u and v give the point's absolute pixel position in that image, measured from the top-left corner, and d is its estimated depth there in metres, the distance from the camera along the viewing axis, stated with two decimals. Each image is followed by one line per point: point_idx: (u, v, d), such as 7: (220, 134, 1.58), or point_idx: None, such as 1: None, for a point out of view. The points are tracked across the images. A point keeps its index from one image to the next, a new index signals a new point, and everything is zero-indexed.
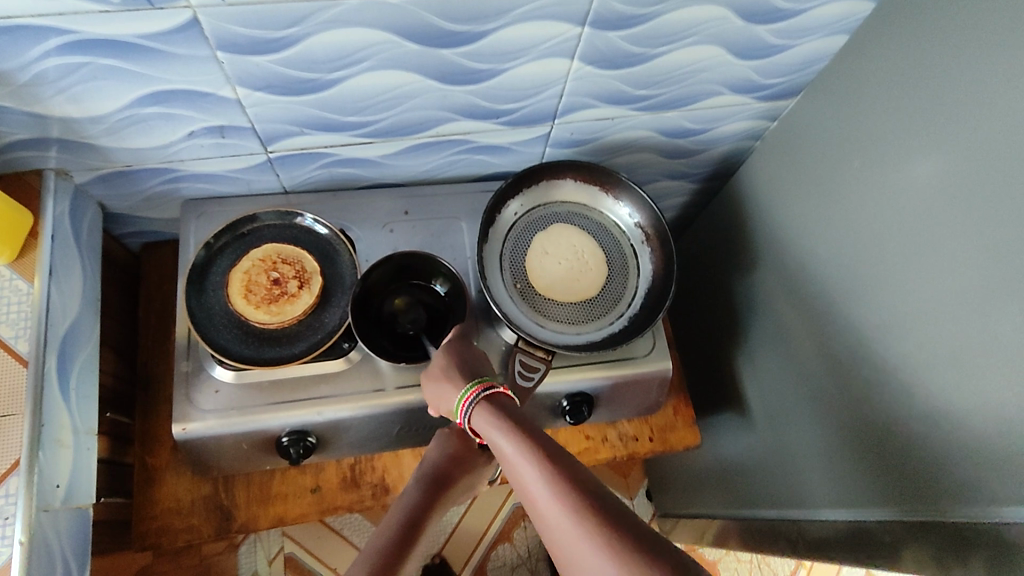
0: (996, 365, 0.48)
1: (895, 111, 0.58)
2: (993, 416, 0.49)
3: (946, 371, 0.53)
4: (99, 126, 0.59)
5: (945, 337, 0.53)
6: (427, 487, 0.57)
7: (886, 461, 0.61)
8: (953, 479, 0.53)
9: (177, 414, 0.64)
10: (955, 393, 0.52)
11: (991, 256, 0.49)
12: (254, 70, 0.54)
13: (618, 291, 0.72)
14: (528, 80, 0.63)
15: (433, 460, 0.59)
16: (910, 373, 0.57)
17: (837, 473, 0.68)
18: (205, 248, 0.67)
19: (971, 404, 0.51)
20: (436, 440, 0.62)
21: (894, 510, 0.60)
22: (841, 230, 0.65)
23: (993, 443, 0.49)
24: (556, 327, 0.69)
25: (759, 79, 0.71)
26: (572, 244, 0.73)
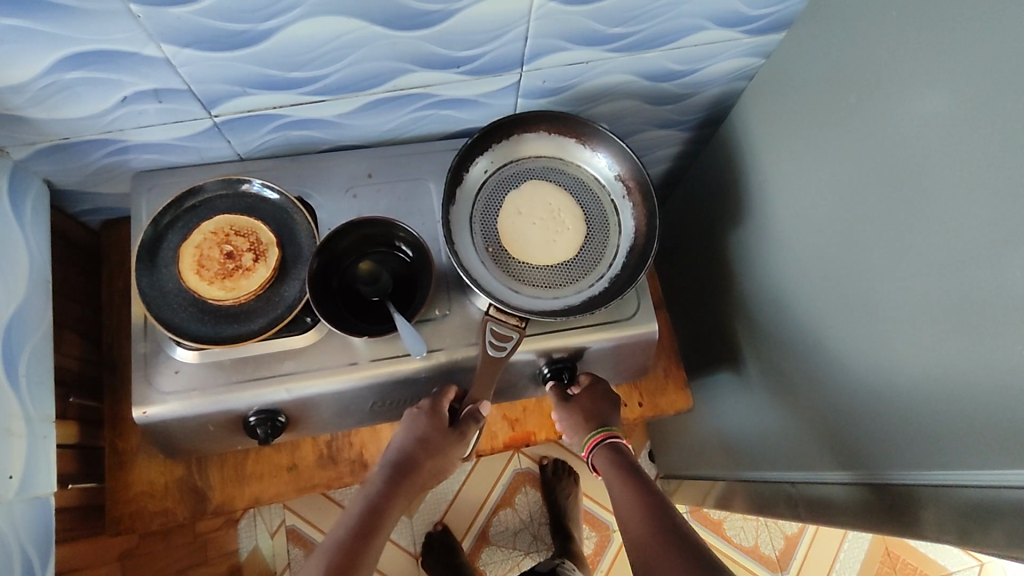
0: (1005, 316, 0.43)
1: (893, 35, 0.51)
2: (1003, 373, 0.44)
3: (950, 324, 0.48)
4: (22, 95, 0.54)
5: (949, 286, 0.48)
6: (390, 474, 0.64)
7: (886, 422, 0.57)
8: (962, 442, 0.48)
9: (137, 398, 0.61)
10: (960, 348, 0.47)
11: (997, 193, 0.43)
12: (175, 24, 0.49)
13: (598, 251, 0.66)
14: (485, 22, 0.57)
15: (397, 446, 0.65)
16: (911, 329, 0.52)
17: (839, 433, 0.64)
18: (152, 224, 0.63)
19: (975, 359, 0.46)
20: (401, 424, 0.66)
21: (899, 474, 0.56)
22: (837, 174, 0.59)
23: (1003, 402, 0.44)
24: (531, 292, 0.64)
25: (745, 11, 0.64)
26: (547, 203, 0.67)
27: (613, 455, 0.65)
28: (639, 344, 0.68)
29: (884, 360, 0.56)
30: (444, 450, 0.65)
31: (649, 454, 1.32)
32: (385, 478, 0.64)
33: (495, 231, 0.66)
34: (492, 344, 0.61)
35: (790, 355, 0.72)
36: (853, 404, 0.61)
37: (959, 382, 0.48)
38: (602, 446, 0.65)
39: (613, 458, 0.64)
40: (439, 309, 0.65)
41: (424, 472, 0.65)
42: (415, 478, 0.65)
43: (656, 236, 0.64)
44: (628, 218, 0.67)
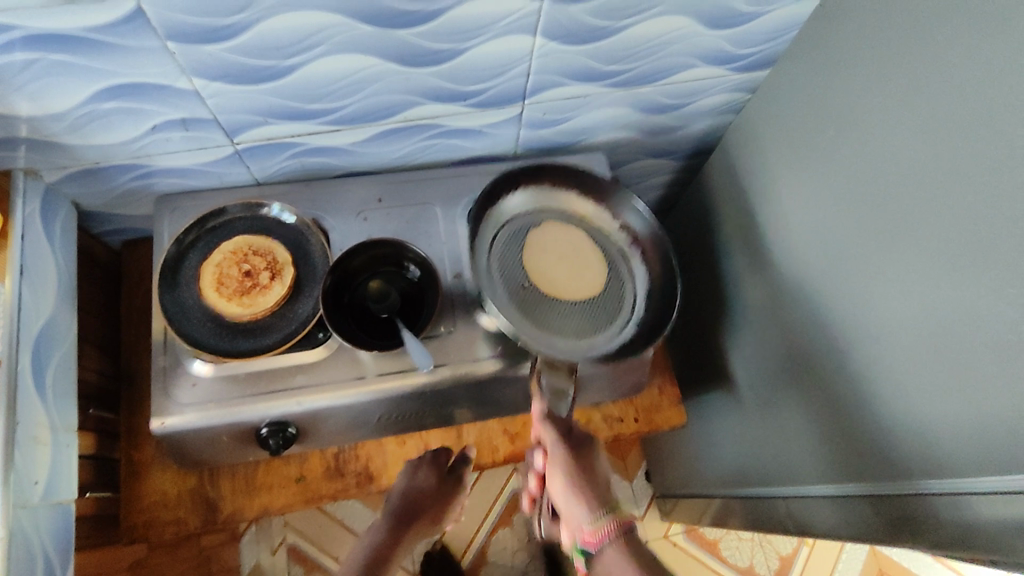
0: (975, 334, 0.47)
1: (867, 76, 0.56)
2: (974, 386, 0.47)
3: (925, 341, 0.52)
4: (60, 123, 0.58)
5: (924, 303, 0.52)
6: (392, 524, 0.66)
7: (870, 434, 0.60)
8: (941, 452, 0.51)
9: (156, 409, 0.64)
10: (936, 364, 0.51)
11: (966, 219, 0.47)
12: (207, 60, 0.54)
13: (619, 295, 0.70)
14: (492, 59, 0.62)
15: (399, 493, 0.69)
16: (890, 345, 0.56)
17: (827, 447, 0.67)
18: (175, 243, 0.67)
19: (946, 373, 0.50)
20: (402, 473, 0.71)
21: (883, 486, 0.59)
22: (821, 202, 0.63)
23: (976, 413, 0.48)
24: (568, 341, 0.66)
25: (733, 50, 0.69)
26: (566, 246, 0.71)
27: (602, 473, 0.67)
28: (635, 361, 0.71)
29: (866, 375, 0.59)
30: (443, 498, 0.70)
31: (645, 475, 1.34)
32: (388, 526, 0.66)
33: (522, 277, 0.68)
34: (550, 392, 0.67)
35: (780, 372, 0.75)
36: (839, 419, 0.64)
37: (933, 394, 0.51)
38: (614, 536, 0.60)
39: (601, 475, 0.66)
40: (444, 326, 0.68)
41: (425, 519, 0.68)
42: (417, 526, 0.67)
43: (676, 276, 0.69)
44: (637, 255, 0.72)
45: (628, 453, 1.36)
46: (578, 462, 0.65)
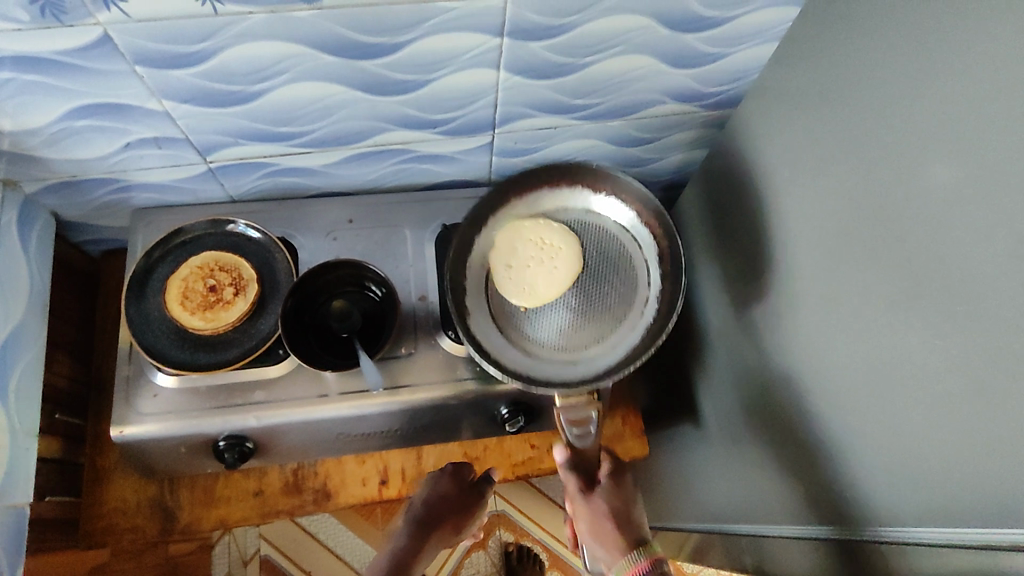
0: (913, 382, 0.47)
1: (820, 122, 0.57)
2: (913, 436, 0.48)
3: (872, 386, 0.52)
4: (36, 138, 0.61)
5: (870, 350, 0.52)
6: (414, 528, 0.65)
7: (822, 477, 0.60)
8: (886, 503, 0.51)
9: (116, 418, 0.66)
10: (883, 412, 0.51)
11: (901, 270, 0.48)
12: (175, 83, 0.56)
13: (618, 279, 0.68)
14: (457, 90, 0.63)
15: (420, 501, 0.67)
16: (842, 388, 0.56)
17: (785, 487, 0.66)
18: (144, 257, 0.69)
19: (891, 419, 0.50)
20: (423, 484, 0.69)
21: (835, 530, 0.58)
22: (779, 241, 0.64)
23: (915, 464, 0.48)
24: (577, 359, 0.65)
25: (699, 88, 0.70)
26: (530, 249, 0.68)
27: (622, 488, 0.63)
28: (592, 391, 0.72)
29: (821, 417, 0.59)
30: (463, 507, 0.68)
31: None
32: (409, 533, 0.64)
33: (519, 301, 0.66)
34: (575, 434, 0.63)
35: (746, 409, 0.75)
36: (796, 459, 0.64)
37: (877, 443, 0.52)
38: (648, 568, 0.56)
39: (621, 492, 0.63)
40: (404, 348, 0.70)
41: (446, 527, 0.66)
42: (441, 531, 0.66)
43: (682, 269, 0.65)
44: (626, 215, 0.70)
45: None
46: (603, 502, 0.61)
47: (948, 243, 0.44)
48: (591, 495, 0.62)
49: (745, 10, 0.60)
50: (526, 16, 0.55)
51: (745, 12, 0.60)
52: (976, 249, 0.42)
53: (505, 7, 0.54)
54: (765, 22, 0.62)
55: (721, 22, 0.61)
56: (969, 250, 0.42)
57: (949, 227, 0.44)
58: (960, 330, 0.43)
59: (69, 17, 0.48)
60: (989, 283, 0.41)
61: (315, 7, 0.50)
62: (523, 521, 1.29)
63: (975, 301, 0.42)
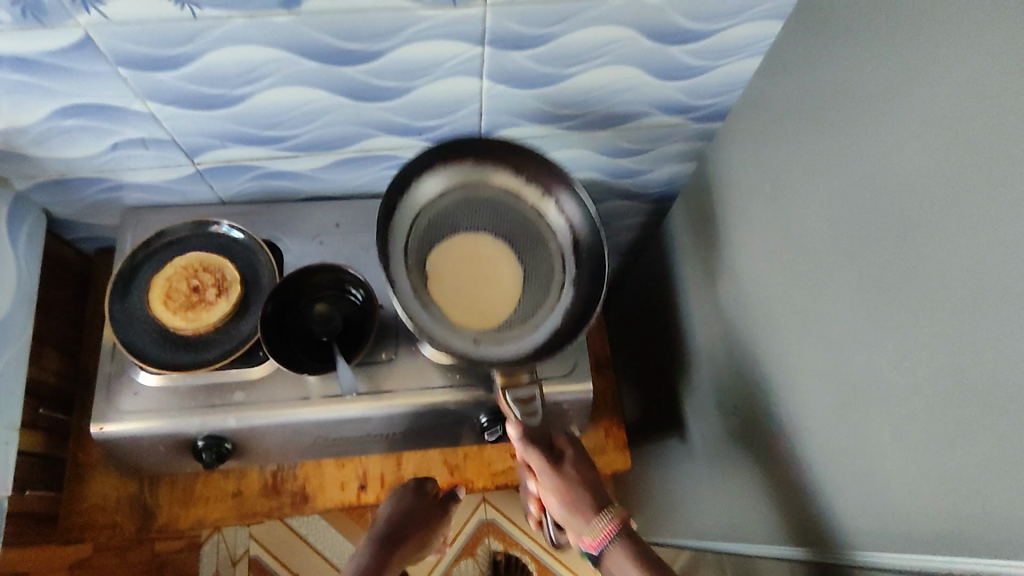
0: (893, 405, 0.47)
1: (804, 138, 0.56)
2: (897, 460, 0.47)
3: (852, 407, 0.51)
4: (25, 137, 0.62)
5: (846, 370, 0.52)
6: (381, 542, 0.65)
7: (805, 497, 0.59)
8: (868, 527, 0.50)
9: (96, 414, 0.66)
10: (867, 434, 0.50)
11: (874, 293, 0.48)
12: (159, 85, 0.57)
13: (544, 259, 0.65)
14: (441, 98, 0.64)
15: (384, 519, 0.67)
16: (823, 406, 0.55)
17: (768, 507, 0.65)
18: (130, 257, 0.69)
19: (872, 442, 0.49)
20: (387, 500, 0.70)
21: (816, 553, 0.57)
22: (763, 256, 0.64)
23: (899, 488, 0.47)
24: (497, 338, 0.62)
25: (687, 100, 0.70)
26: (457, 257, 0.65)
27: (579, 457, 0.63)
28: (572, 404, 0.71)
29: (803, 436, 0.59)
30: (429, 523, 0.68)
31: None
32: (374, 548, 0.65)
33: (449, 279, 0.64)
34: (523, 413, 0.61)
35: (731, 425, 0.74)
36: (778, 478, 0.63)
37: (858, 464, 0.51)
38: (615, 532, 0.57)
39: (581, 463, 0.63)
40: (385, 353, 0.70)
41: (412, 543, 0.67)
42: (405, 546, 0.66)
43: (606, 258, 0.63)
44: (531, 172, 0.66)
45: None
46: (572, 468, 0.62)
47: (920, 267, 0.44)
48: (557, 464, 0.62)
49: (729, 23, 0.60)
50: (506, 25, 0.55)
51: (730, 25, 0.60)
52: (946, 273, 0.42)
53: (485, 16, 0.54)
54: (750, 36, 0.62)
55: (705, 35, 0.61)
56: (941, 275, 0.42)
57: (922, 249, 0.43)
58: (933, 354, 0.43)
59: (51, 20, 0.49)
60: (958, 308, 0.41)
61: (294, 12, 0.51)
62: (512, 530, 1.28)
63: (944, 325, 0.42)
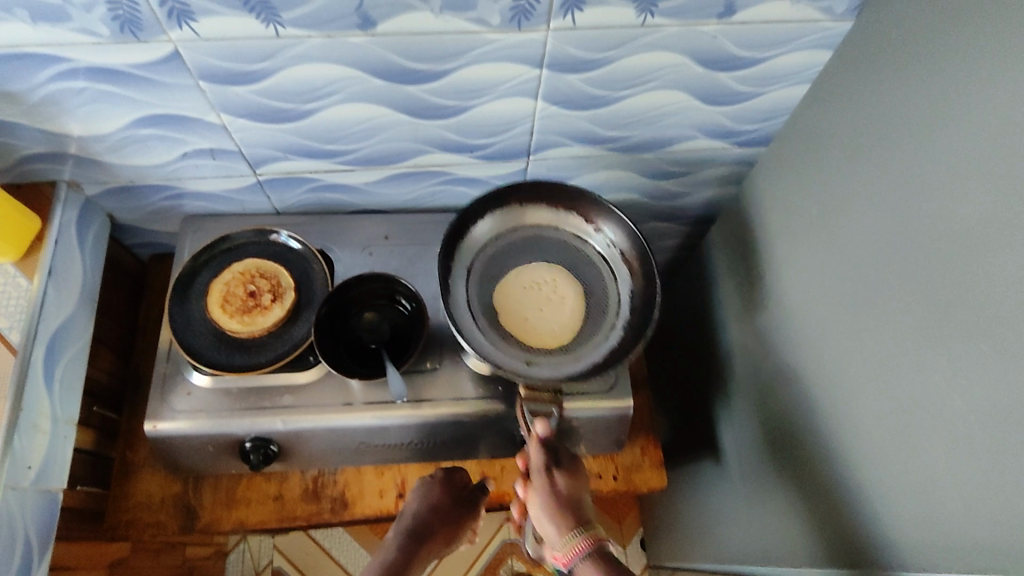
0: (945, 421, 0.47)
1: (848, 162, 0.58)
2: (951, 479, 0.47)
3: (900, 426, 0.52)
4: (102, 144, 0.65)
5: (899, 391, 0.52)
6: (408, 538, 0.67)
7: (848, 515, 0.59)
8: (921, 546, 0.50)
9: (151, 412, 0.68)
10: (915, 454, 0.50)
11: (923, 311, 0.49)
12: (234, 98, 0.60)
13: (603, 300, 0.71)
14: (496, 117, 0.66)
15: (412, 514, 0.68)
16: (871, 424, 0.56)
17: (810, 528, 0.65)
18: (191, 261, 0.72)
19: (922, 461, 0.50)
20: (416, 493, 0.70)
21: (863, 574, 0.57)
22: (809, 277, 0.64)
23: (952, 509, 0.47)
24: (548, 359, 0.68)
25: (732, 125, 0.72)
26: (534, 297, 0.70)
27: (575, 467, 0.64)
28: (589, 421, 0.72)
29: (847, 454, 0.59)
30: (454, 521, 0.69)
31: (640, 542, 1.28)
32: (400, 544, 0.67)
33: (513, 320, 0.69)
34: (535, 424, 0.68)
35: (769, 447, 0.74)
36: (820, 497, 0.63)
37: (908, 485, 0.51)
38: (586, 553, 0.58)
39: (575, 475, 0.64)
40: (429, 362, 0.71)
41: (438, 538, 0.68)
42: (430, 543, 0.67)
43: (655, 287, 0.68)
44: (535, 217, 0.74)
45: (625, 516, 1.30)
46: (562, 481, 0.63)
47: (973, 285, 0.45)
48: (549, 476, 0.63)
49: (777, 52, 0.62)
50: (565, 49, 0.58)
51: (777, 54, 0.62)
52: (1002, 289, 0.42)
53: (546, 40, 0.57)
54: (797, 64, 0.64)
55: (753, 62, 0.63)
56: (992, 292, 0.43)
57: (973, 269, 0.45)
58: (985, 372, 0.44)
59: (145, 34, 0.52)
60: (1013, 326, 0.42)
61: (368, 33, 0.54)
62: None
63: (1001, 341, 0.42)
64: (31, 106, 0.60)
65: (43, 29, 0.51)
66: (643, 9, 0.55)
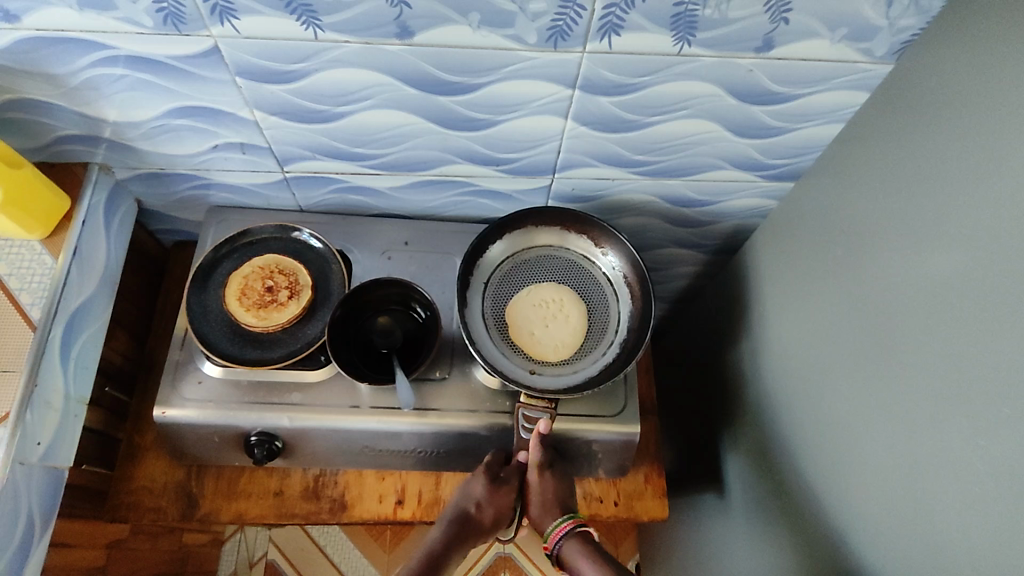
0: (955, 479, 0.46)
1: (874, 205, 0.57)
2: (958, 540, 0.46)
3: (907, 479, 0.51)
4: (136, 130, 0.67)
5: (915, 443, 0.50)
6: (449, 527, 0.70)
7: (852, 564, 0.58)
8: None
9: (161, 398, 0.69)
10: (923, 510, 0.49)
11: (937, 365, 0.48)
12: (268, 97, 0.61)
13: (602, 320, 0.73)
14: (525, 133, 0.66)
15: (454, 504, 0.71)
16: (881, 474, 0.54)
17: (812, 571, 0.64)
18: (212, 252, 0.73)
19: (929, 517, 0.49)
20: (461, 486, 0.72)
21: None
22: (827, 320, 0.63)
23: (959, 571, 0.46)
24: (552, 369, 0.70)
25: (761, 158, 0.71)
26: (539, 312, 0.72)
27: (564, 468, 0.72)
28: (602, 445, 0.72)
29: (852, 502, 0.58)
30: (497, 510, 0.71)
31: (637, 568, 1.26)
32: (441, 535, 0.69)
33: (520, 335, 0.71)
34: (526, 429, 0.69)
35: (775, 485, 0.73)
36: (822, 541, 0.62)
37: (914, 540, 0.50)
38: (571, 532, 0.68)
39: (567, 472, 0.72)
40: (439, 371, 0.71)
41: (480, 528, 0.70)
42: (473, 530, 0.70)
43: (652, 310, 0.70)
44: (547, 241, 0.75)
45: (623, 540, 1.28)
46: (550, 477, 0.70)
47: (991, 345, 0.44)
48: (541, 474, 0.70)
49: (814, 89, 0.62)
50: (600, 72, 0.58)
51: (814, 91, 0.62)
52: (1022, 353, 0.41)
53: (580, 62, 0.57)
54: (832, 103, 0.63)
55: (789, 98, 0.63)
56: (1011, 354, 0.42)
57: (994, 328, 0.44)
58: (999, 436, 0.43)
59: (187, 28, 0.53)
60: None
61: (405, 42, 0.54)
62: (530, 568, 1.26)
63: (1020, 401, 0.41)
64: (70, 89, 0.61)
65: (88, 16, 0.53)
66: (681, 38, 0.55)
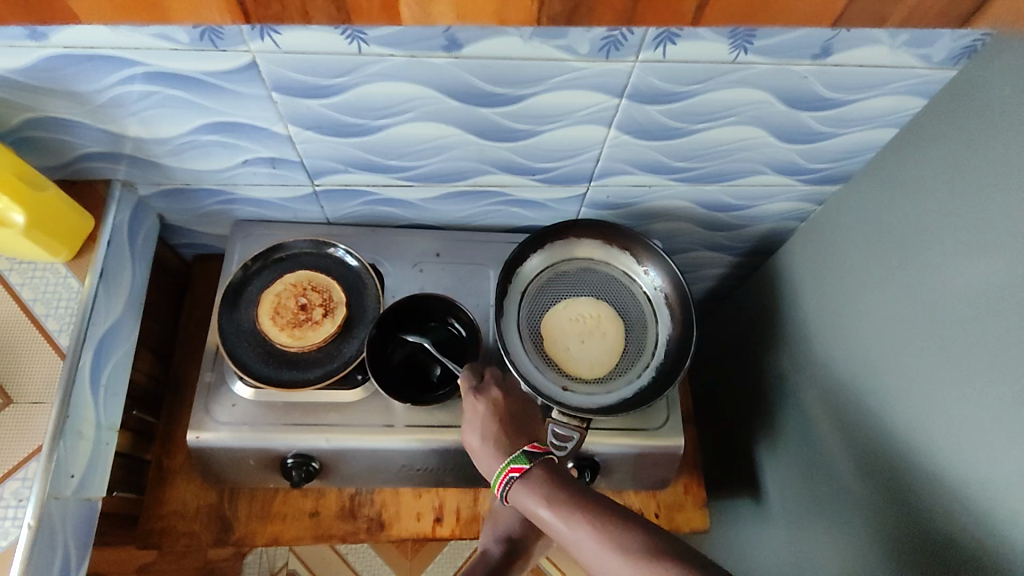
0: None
1: (929, 214, 0.56)
2: None
3: (976, 497, 0.50)
4: (163, 147, 0.64)
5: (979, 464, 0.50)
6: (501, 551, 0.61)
7: None
8: None
9: (194, 422, 0.67)
10: (996, 530, 0.48)
11: (1007, 384, 0.47)
12: (304, 111, 0.58)
13: (640, 339, 0.71)
14: (566, 143, 0.64)
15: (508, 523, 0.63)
16: (941, 492, 0.53)
17: None
18: (243, 268, 0.71)
19: (1003, 537, 0.47)
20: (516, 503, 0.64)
21: None
22: (873, 331, 0.62)
23: None
24: (585, 388, 0.68)
25: (804, 163, 0.70)
26: (577, 327, 0.70)
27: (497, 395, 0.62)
28: (609, 456, 0.69)
29: (910, 515, 0.57)
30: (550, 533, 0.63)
31: None
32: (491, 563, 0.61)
33: (555, 349, 0.69)
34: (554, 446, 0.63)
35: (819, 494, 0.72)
36: (877, 554, 0.61)
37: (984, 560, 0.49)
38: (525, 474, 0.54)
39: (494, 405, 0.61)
40: None
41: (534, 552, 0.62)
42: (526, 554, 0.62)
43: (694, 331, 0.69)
44: (585, 253, 0.74)
45: None
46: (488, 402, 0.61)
47: None
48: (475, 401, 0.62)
49: (865, 95, 0.60)
50: (650, 80, 0.56)
51: (864, 97, 0.60)
52: None
53: (631, 71, 0.55)
54: (882, 108, 0.62)
55: (839, 104, 0.61)
56: None
57: None
58: None
59: (223, 43, 0.51)
60: None
61: (452, 55, 0.52)
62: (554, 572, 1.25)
63: None
64: (96, 107, 0.58)
65: (121, 33, 0.50)
66: (738, 45, 0.53)
